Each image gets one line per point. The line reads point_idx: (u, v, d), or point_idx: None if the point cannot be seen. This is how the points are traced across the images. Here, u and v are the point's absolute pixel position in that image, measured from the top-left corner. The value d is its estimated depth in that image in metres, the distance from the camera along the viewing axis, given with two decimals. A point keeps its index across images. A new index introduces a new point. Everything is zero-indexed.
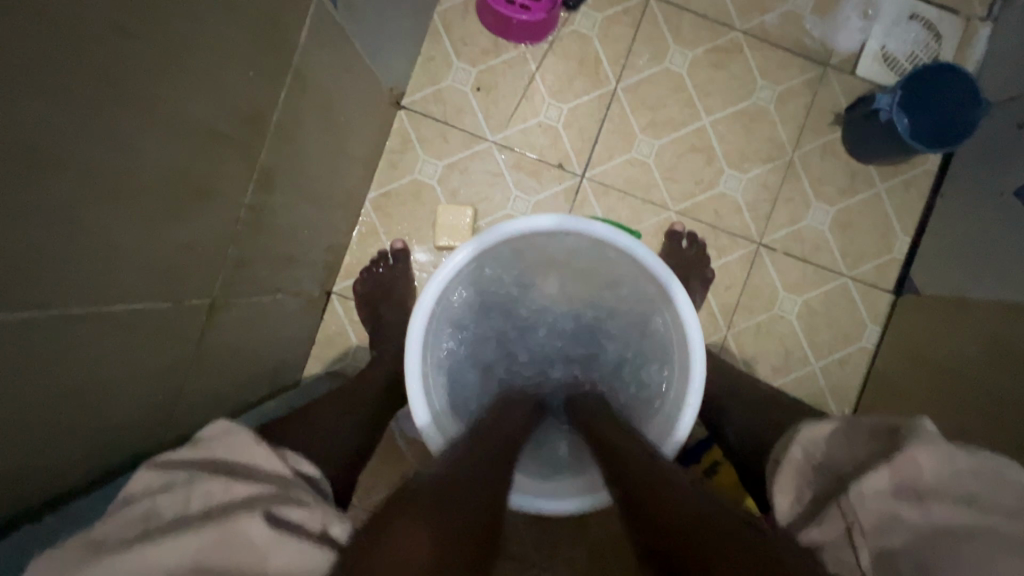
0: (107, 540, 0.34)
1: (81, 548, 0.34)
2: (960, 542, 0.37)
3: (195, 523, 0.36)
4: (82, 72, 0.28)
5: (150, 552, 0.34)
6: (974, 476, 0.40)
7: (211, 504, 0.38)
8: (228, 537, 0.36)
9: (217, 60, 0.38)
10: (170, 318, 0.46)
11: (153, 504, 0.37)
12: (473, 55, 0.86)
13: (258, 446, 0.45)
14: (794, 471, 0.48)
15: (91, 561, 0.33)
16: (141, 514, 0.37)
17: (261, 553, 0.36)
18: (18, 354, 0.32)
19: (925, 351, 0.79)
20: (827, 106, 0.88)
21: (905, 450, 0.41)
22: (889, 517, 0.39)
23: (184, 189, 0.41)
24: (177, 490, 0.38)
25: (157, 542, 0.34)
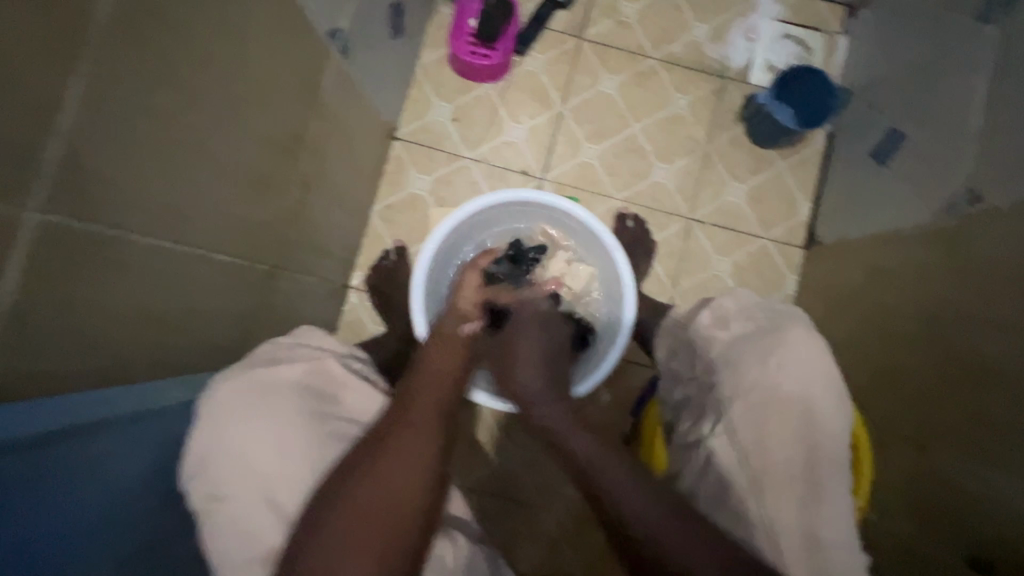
0: (253, 360, 0.59)
1: (239, 365, 0.58)
2: (741, 339, 0.68)
3: (299, 360, 0.61)
4: (205, 95, 0.50)
5: (279, 370, 0.59)
6: (755, 316, 0.70)
7: (308, 357, 0.62)
8: (319, 369, 0.62)
9: (273, 94, 0.61)
10: (246, 272, 0.67)
11: (273, 352, 0.61)
12: (448, 94, 1.11)
13: (327, 336, 0.68)
14: (667, 334, 0.79)
15: (244, 371, 0.57)
16: (267, 357, 0.60)
17: (340, 383, 0.62)
18: (168, 269, 0.52)
19: (830, 286, 0.98)
20: (730, 108, 1.12)
21: (724, 299, 0.72)
22: (709, 337, 0.70)
23: (253, 178, 0.62)
24: (280, 347, 0.62)
25: (281, 367, 0.59)
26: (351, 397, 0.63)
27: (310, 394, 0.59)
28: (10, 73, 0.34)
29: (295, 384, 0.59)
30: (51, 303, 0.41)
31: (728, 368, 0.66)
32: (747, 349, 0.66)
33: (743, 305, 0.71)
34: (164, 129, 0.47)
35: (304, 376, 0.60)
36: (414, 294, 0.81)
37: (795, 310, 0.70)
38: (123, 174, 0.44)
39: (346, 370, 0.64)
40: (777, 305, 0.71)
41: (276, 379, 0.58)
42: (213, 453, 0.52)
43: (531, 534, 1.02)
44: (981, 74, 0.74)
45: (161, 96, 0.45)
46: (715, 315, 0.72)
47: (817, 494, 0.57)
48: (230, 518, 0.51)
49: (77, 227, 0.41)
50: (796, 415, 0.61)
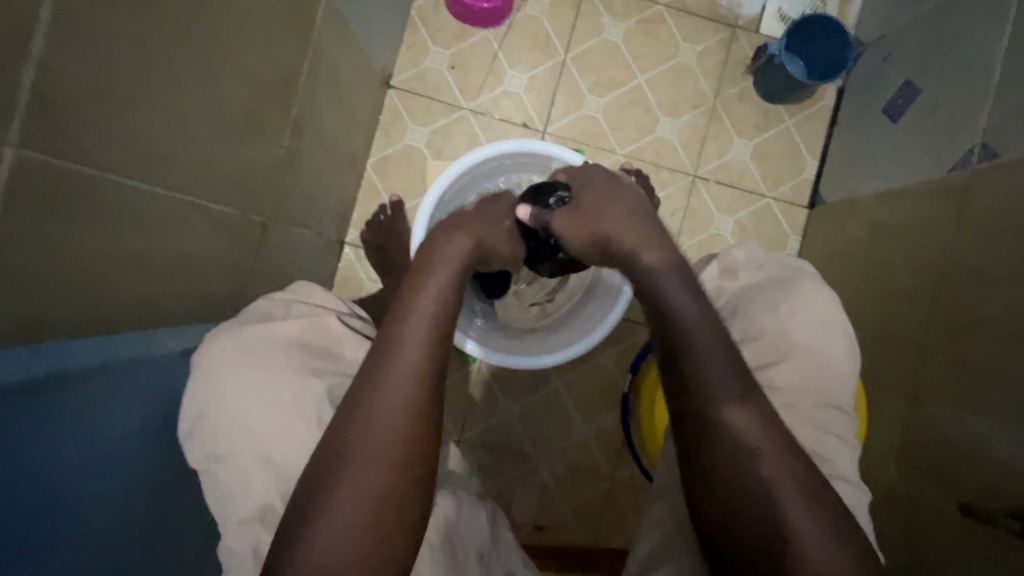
0: (247, 318, 0.58)
1: (233, 323, 0.57)
2: (751, 292, 0.67)
3: (293, 318, 0.59)
4: (195, 30, 0.47)
5: (275, 327, 0.57)
6: (762, 267, 0.69)
7: (306, 312, 0.61)
8: (316, 325, 0.60)
9: (263, 30, 0.57)
10: (239, 223, 0.65)
11: (270, 310, 0.60)
12: (445, 40, 1.06)
13: (325, 293, 0.65)
14: None
15: (240, 327, 0.56)
16: (264, 313, 0.59)
17: (339, 337, 0.61)
18: (158, 215, 0.50)
19: (833, 244, 0.97)
20: (739, 59, 1.07)
21: (732, 249, 0.70)
22: (719, 288, 0.69)
23: (242, 121, 0.59)
24: (280, 304, 0.61)
25: (276, 324, 0.58)
26: (351, 352, 0.61)
27: (308, 350, 0.58)
28: None
29: (293, 341, 0.58)
30: (38, 247, 0.39)
31: (741, 318, 0.65)
32: (757, 300, 0.65)
33: (751, 257, 0.70)
34: (143, 60, 0.43)
35: (302, 333, 0.59)
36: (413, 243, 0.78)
37: (804, 267, 0.69)
38: (100, 107, 0.41)
39: (345, 327, 0.62)
40: (787, 259, 0.70)
41: (272, 336, 0.57)
42: (210, 411, 0.52)
43: (528, 486, 1.05)
44: (1002, 22, 0.71)
45: (146, 27, 0.42)
46: (725, 265, 0.70)
47: (831, 440, 0.58)
48: (227, 474, 0.51)
49: (50, 163, 0.38)
50: (812, 365, 0.61)
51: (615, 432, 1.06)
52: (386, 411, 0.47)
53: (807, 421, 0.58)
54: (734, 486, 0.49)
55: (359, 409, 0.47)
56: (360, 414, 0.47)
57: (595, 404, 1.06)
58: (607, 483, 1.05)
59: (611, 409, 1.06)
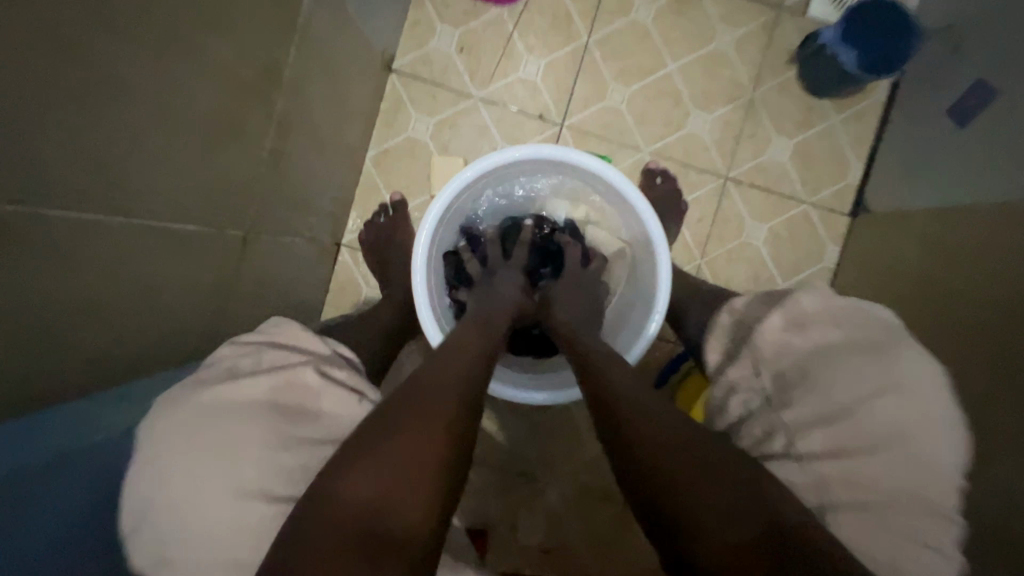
0: (209, 376, 0.50)
1: (190, 384, 0.49)
2: (823, 351, 0.58)
3: (262, 371, 0.52)
4: (145, 20, 0.37)
5: (238, 385, 0.49)
6: (839, 314, 0.59)
7: (277, 364, 0.53)
8: (288, 379, 0.52)
9: (239, 16, 0.47)
10: (214, 242, 0.56)
11: (237, 363, 0.52)
12: (454, 17, 0.94)
13: (301, 331, 0.58)
14: (724, 330, 0.68)
15: (196, 390, 0.48)
16: (228, 367, 0.51)
17: (316, 390, 0.53)
18: (106, 249, 0.42)
19: (879, 260, 0.88)
20: (783, 47, 0.96)
21: (799, 298, 0.61)
22: (783, 345, 0.60)
23: (212, 126, 0.49)
24: (252, 354, 0.53)
25: (240, 382, 0.50)
26: (329, 408, 0.53)
27: (278, 409, 0.50)
28: None
29: (260, 401, 0.50)
30: None
31: (809, 387, 0.57)
32: (825, 364, 0.57)
33: (825, 304, 0.61)
34: (69, 63, 0.33)
35: (271, 392, 0.51)
36: (415, 263, 0.69)
37: (888, 318, 0.58)
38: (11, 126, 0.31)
39: (323, 378, 0.54)
40: (866, 309, 0.60)
41: (235, 398, 0.49)
42: (169, 495, 0.44)
43: (534, 509, 0.99)
44: None
45: (76, 18, 0.33)
46: (791, 317, 0.61)
47: (920, 552, 0.48)
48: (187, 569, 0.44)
49: None
50: (902, 458, 0.51)
51: None
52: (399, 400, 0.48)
53: (896, 530, 0.49)
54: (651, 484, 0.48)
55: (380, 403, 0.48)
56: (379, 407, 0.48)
57: None
58: (618, 506, 0.99)
59: None
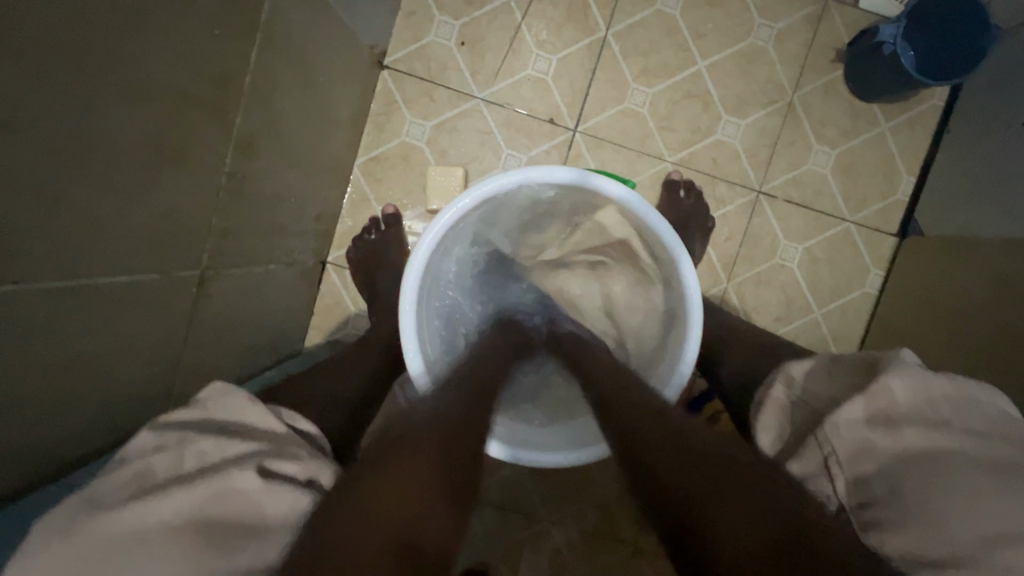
0: (104, 496, 0.34)
1: (79, 505, 0.33)
2: (923, 460, 0.38)
3: (182, 480, 0.36)
4: (22, 36, 0.28)
5: (143, 507, 0.33)
6: (947, 403, 0.40)
7: (208, 463, 0.38)
8: (219, 490, 0.36)
9: (175, 20, 0.37)
10: (160, 289, 0.47)
11: (149, 465, 0.37)
12: (454, 6, 0.83)
13: (251, 406, 0.44)
14: (774, 406, 0.50)
15: (85, 521, 0.32)
16: (134, 477, 0.36)
17: (257, 500, 0.37)
18: (8, 329, 0.33)
19: (932, 291, 0.78)
20: (829, 43, 0.84)
21: (888, 382, 0.41)
22: (863, 444, 0.40)
23: (145, 157, 0.39)
24: (172, 450, 0.38)
25: (146, 502, 0.34)
26: (274, 511, 0.37)
27: (200, 538, 0.34)
28: None
29: (174, 528, 0.34)
30: None
31: (913, 520, 0.36)
32: (924, 476, 0.37)
33: (917, 393, 0.40)
34: None
35: (193, 513, 0.35)
36: (402, 312, 0.58)
37: (1004, 416, 0.39)
38: None
39: (267, 479, 0.38)
40: (979, 396, 0.40)
41: (135, 529, 0.33)
42: None
43: (537, 550, 0.91)
44: None
45: None
46: (877, 409, 0.41)
47: None
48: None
49: None
50: None
51: None
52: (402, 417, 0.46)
53: None
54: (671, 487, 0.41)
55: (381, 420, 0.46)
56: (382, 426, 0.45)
57: None
58: (629, 550, 0.91)
59: None
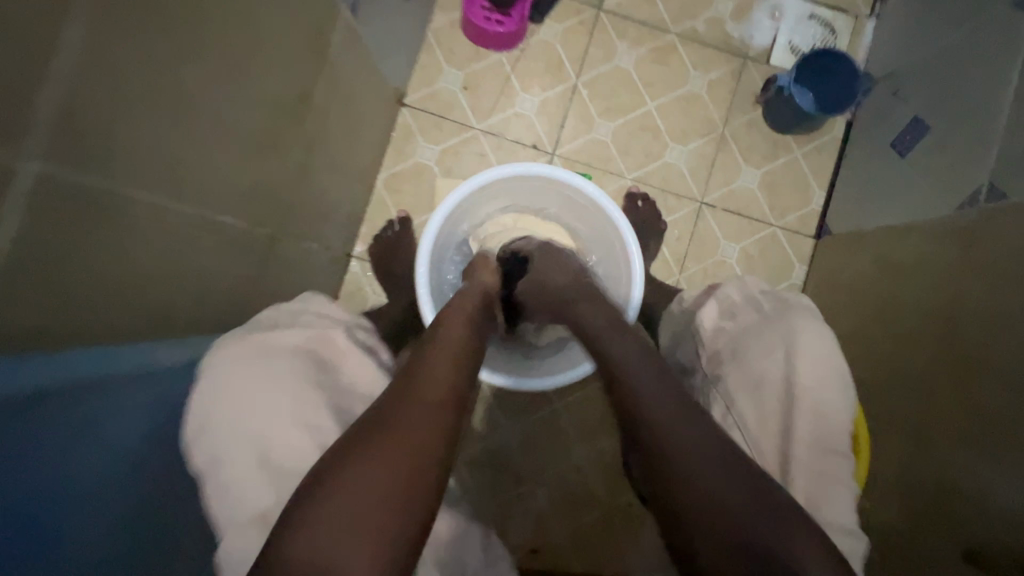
0: (258, 326, 0.61)
1: (244, 330, 0.59)
2: (745, 332, 0.67)
3: (302, 327, 0.63)
4: (211, 51, 0.48)
5: (283, 335, 0.60)
6: (766, 301, 0.69)
7: (314, 324, 0.65)
8: (321, 338, 0.64)
9: (283, 52, 0.59)
10: (248, 237, 0.66)
11: (280, 319, 0.63)
12: (459, 61, 1.08)
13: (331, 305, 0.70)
14: (671, 317, 0.80)
15: (249, 336, 0.58)
16: (271, 322, 0.62)
17: (343, 350, 0.65)
18: (173, 230, 0.51)
19: (839, 275, 0.97)
20: (749, 90, 1.09)
21: (727, 290, 0.71)
22: (718, 329, 0.69)
23: (254, 137, 0.60)
24: (292, 313, 0.64)
25: (283, 333, 0.61)
26: (349, 368, 0.64)
27: (311, 358, 0.61)
28: (18, 26, 0.33)
29: (297, 349, 0.61)
30: (63, 259, 0.40)
31: (734, 363, 0.65)
32: (749, 343, 0.66)
33: (745, 294, 0.71)
34: (156, 73, 0.43)
35: (307, 341, 0.62)
36: (419, 266, 0.80)
37: (801, 305, 0.68)
38: (115, 121, 0.41)
39: (348, 342, 0.65)
40: (789, 298, 0.69)
41: (279, 344, 0.59)
42: (212, 421, 0.52)
43: (524, 509, 1.04)
44: (1015, 64, 0.72)
45: (168, 50, 0.44)
46: (723, 308, 0.70)
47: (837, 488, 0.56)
48: (228, 482, 0.51)
49: (73, 178, 0.39)
50: (817, 416, 0.60)
51: (613, 457, 1.04)
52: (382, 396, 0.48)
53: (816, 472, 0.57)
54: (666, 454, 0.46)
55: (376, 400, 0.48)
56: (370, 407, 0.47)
57: (596, 428, 1.05)
58: (605, 509, 1.04)
59: (610, 434, 1.05)
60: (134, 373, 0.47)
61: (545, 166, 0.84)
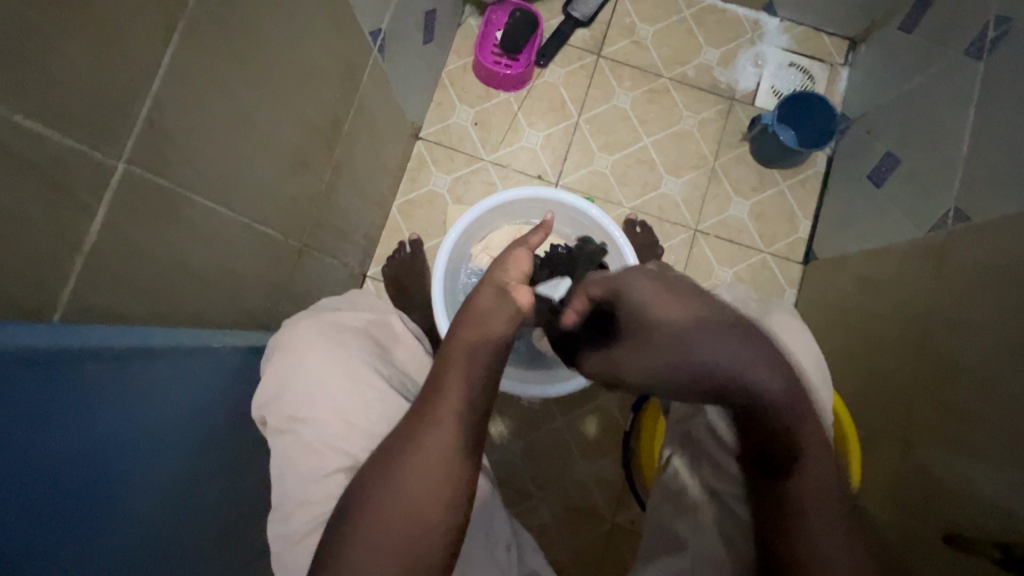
0: (320, 309, 0.68)
1: (310, 312, 0.66)
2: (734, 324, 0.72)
3: (355, 312, 0.69)
4: (266, 80, 0.56)
5: (343, 316, 0.67)
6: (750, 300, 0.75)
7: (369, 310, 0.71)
8: (376, 322, 0.70)
9: (322, 84, 0.67)
10: (281, 247, 0.72)
11: (332, 306, 0.69)
12: (471, 99, 1.17)
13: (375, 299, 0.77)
14: None
15: (311, 314, 0.65)
16: (331, 308, 0.69)
17: (395, 335, 0.71)
18: (223, 233, 0.58)
19: (826, 296, 1.03)
20: (737, 128, 1.18)
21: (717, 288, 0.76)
22: None
23: (292, 157, 0.67)
24: (346, 301, 0.71)
25: (341, 315, 0.67)
26: (403, 352, 0.70)
27: (370, 336, 0.67)
28: (124, 52, 0.40)
29: (359, 327, 0.67)
30: (130, 245, 0.46)
31: None
32: None
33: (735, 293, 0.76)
34: (223, 96, 0.51)
35: (368, 323, 0.69)
36: (436, 284, 0.88)
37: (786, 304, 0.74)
38: (188, 134, 0.49)
39: (402, 327, 0.72)
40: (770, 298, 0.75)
41: (342, 321, 0.66)
42: (291, 378, 0.59)
43: (528, 524, 1.05)
44: (969, 104, 0.81)
45: (233, 78, 0.52)
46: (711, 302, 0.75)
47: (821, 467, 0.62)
48: (305, 434, 0.57)
49: (149, 179, 0.46)
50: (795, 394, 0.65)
51: (615, 474, 1.07)
52: (397, 508, 0.50)
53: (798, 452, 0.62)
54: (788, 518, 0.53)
55: (365, 509, 0.50)
56: (367, 520, 0.50)
57: (598, 444, 1.08)
58: (607, 526, 1.05)
59: (611, 451, 1.08)
60: (188, 354, 0.53)
61: (545, 189, 0.92)
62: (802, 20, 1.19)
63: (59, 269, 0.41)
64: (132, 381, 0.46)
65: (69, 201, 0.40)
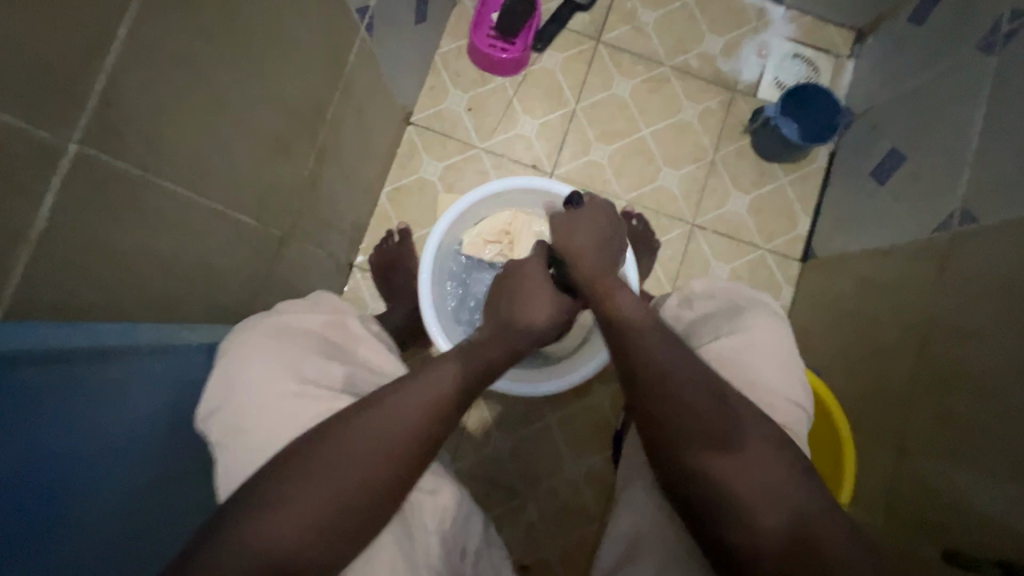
0: (286, 306, 0.63)
1: (258, 317, 0.61)
2: (704, 320, 0.72)
3: (316, 310, 0.64)
4: (241, 58, 0.52)
5: (297, 319, 0.62)
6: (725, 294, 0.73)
7: (330, 310, 0.65)
8: (337, 322, 0.64)
9: (304, 64, 0.63)
10: (259, 237, 0.68)
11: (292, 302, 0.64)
12: (465, 84, 1.13)
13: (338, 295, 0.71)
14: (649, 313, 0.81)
15: (256, 317, 0.61)
16: (290, 309, 0.63)
17: (358, 337, 0.65)
18: (197, 221, 0.55)
19: (824, 296, 1.01)
20: (738, 120, 1.15)
21: (688, 282, 0.76)
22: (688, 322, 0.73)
23: (272, 142, 0.63)
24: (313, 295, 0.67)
25: (294, 316, 0.62)
26: (366, 352, 0.64)
27: (326, 343, 0.61)
28: (73, 21, 0.36)
29: (315, 333, 0.62)
30: (86, 235, 0.43)
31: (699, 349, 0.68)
32: (717, 328, 0.69)
33: (708, 288, 0.75)
34: (193, 74, 0.47)
35: (324, 325, 0.63)
36: (422, 276, 0.85)
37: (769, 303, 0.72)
38: (153, 117, 0.45)
39: (364, 328, 0.66)
40: (753, 295, 0.73)
41: (295, 327, 0.61)
42: (224, 395, 0.54)
43: (514, 522, 1.04)
44: (980, 100, 0.78)
45: (205, 55, 0.48)
46: (680, 297, 0.76)
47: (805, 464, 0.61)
48: (242, 454, 0.52)
49: (108, 163, 0.43)
50: (774, 393, 0.63)
51: (605, 472, 1.05)
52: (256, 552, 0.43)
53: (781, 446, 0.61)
54: (724, 497, 0.51)
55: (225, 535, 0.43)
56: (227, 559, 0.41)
57: (588, 441, 1.06)
58: (596, 525, 1.03)
59: (602, 449, 1.06)
60: (150, 353, 0.51)
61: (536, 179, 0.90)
62: (808, 10, 1.15)
63: (1, 259, 0.38)
64: (78, 383, 0.43)
65: (12, 187, 0.37)
